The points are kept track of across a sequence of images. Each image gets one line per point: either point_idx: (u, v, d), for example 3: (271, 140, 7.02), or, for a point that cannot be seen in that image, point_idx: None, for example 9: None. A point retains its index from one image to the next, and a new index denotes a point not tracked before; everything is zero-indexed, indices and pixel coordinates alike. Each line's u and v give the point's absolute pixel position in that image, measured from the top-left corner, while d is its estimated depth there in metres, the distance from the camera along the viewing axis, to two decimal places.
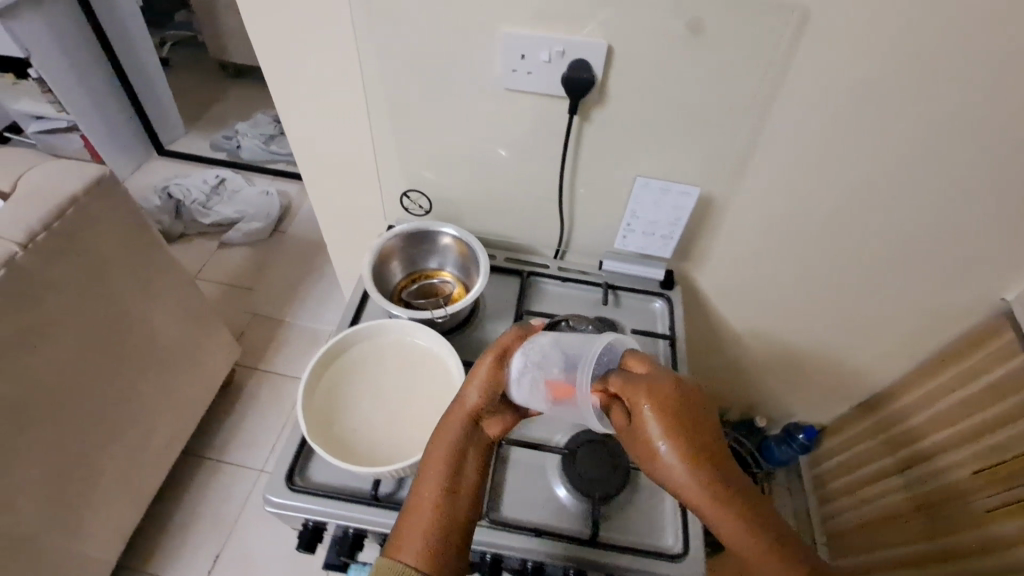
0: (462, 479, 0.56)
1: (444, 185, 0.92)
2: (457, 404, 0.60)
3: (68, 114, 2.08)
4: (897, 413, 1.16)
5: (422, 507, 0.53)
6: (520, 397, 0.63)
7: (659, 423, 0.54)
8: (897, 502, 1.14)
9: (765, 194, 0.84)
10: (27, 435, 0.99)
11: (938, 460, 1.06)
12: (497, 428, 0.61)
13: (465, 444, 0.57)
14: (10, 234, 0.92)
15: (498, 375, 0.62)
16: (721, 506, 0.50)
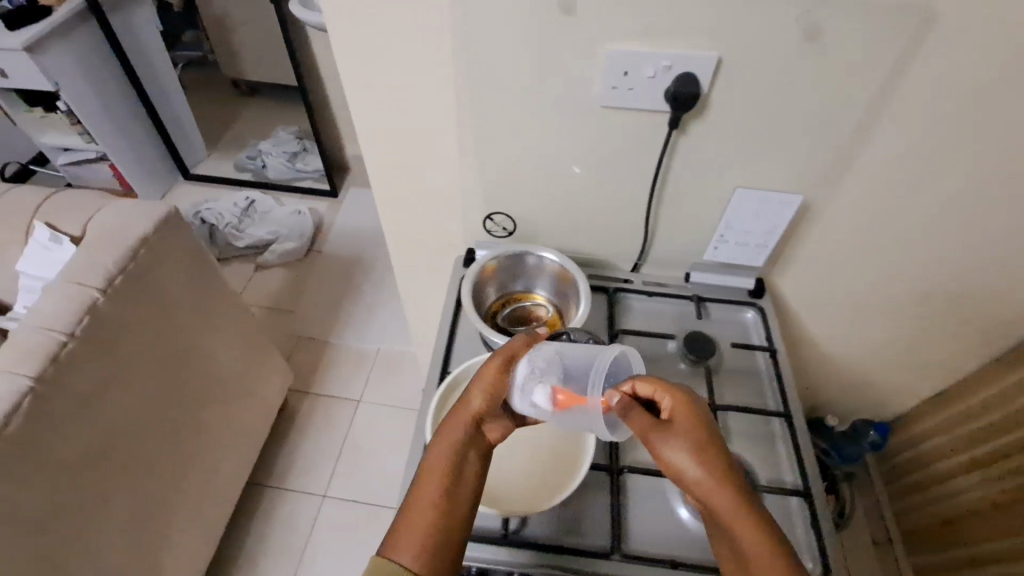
0: (460, 481, 0.54)
1: (529, 205, 0.89)
2: (460, 407, 0.59)
3: (97, 145, 2.06)
4: (971, 407, 1.12)
5: (422, 505, 0.51)
6: (525, 403, 0.61)
7: (684, 433, 0.53)
8: (981, 496, 1.12)
9: (866, 198, 0.82)
10: (114, 484, 0.96)
11: (1001, 463, 1.08)
12: (497, 434, 0.60)
13: (466, 446, 0.57)
14: (89, 280, 0.92)
15: (502, 381, 0.61)
16: (745, 525, 0.48)
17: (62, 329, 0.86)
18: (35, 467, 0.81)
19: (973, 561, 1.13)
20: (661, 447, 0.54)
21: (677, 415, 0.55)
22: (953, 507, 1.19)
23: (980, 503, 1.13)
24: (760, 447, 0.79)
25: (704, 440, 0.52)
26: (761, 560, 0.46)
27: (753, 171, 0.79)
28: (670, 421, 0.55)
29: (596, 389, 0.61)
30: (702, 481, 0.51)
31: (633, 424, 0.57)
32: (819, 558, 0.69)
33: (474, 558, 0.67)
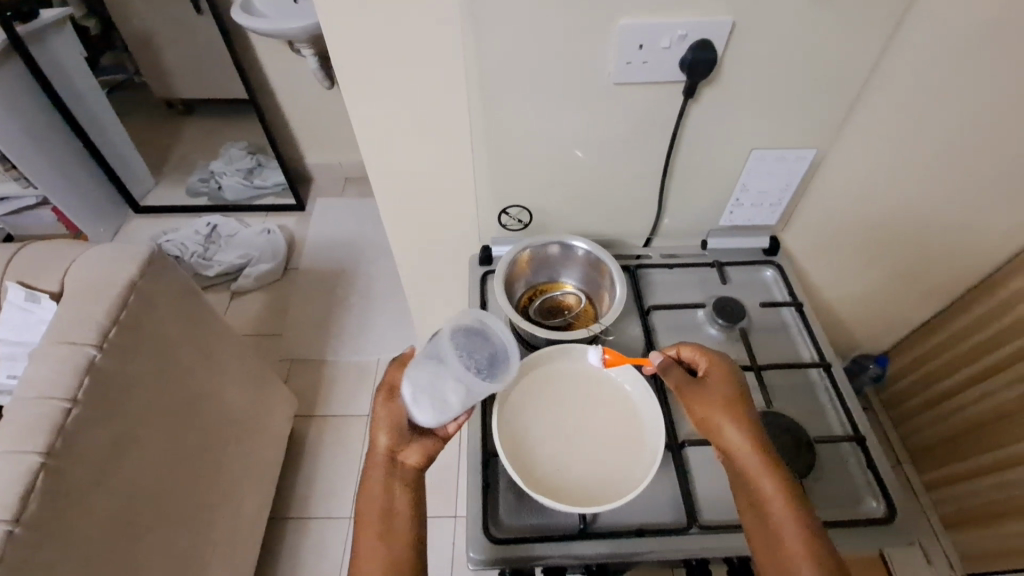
0: (394, 523, 0.61)
1: (544, 193, 0.88)
2: (372, 451, 0.65)
3: (36, 189, 1.90)
4: (957, 331, 1.17)
5: (366, 556, 0.58)
6: (426, 417, 0.62)
7: (722, 392, 0.62)
8: (975, 412, 1.18)
9: (871, 144, 0.84)
10: (145, 547, 0.90)
11: (979, 389, 1.16)
12: (416, 458, 0.65)
13: (389, 486, 0.63)
14: (82, 337, 0.84)
15: (393, 413, 0.65)
16: (765, 473, 0.55)
17: (64, 395, 0.79)
18: (60, 549, 0.74)
19: (976, 472, 1.20)
20: (698, 399, 0.63)
21: (717, 379, 0.64)
22: (946, 430, 1.27)
23: (967, 424, 1.21)
24: (804, 398, 0.80)
25: (738, 402, 0.61)
26: (775, 499, 0.54)
27: (764, 131, 0.80)
28: (710, 382, 0.63)
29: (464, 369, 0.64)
30: (733, 432, 0.59)
31: (678, 378, 0.65)
32: (882, 496, 0.71)
33: (555, 557, 0.65)
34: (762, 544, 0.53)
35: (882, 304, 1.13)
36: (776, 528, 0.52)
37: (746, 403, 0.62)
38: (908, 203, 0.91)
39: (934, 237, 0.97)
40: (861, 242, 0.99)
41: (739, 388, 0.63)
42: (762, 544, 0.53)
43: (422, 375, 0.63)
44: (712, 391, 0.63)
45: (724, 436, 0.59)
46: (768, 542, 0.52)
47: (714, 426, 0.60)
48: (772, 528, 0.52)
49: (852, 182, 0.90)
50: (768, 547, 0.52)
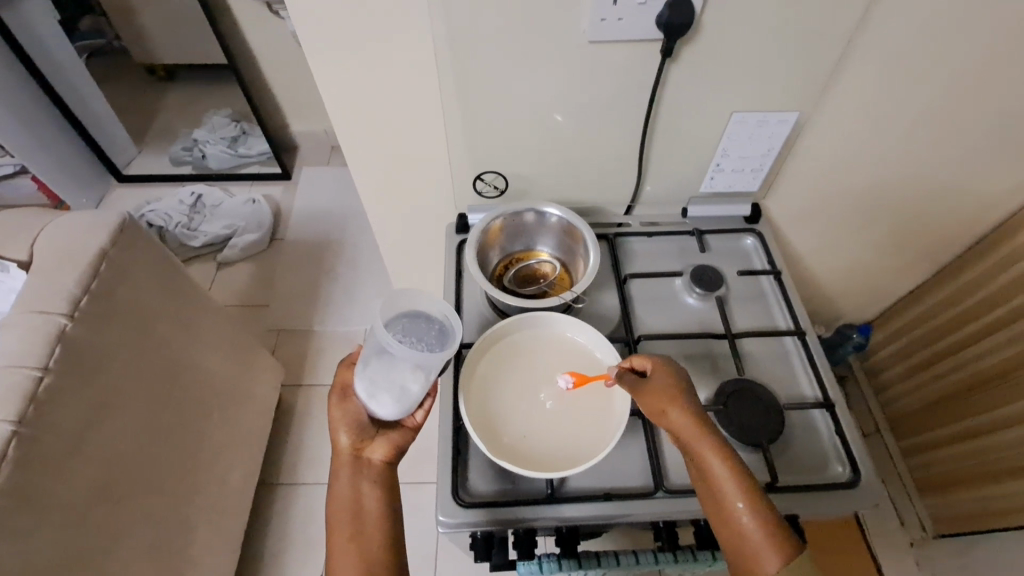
0: (365, 515, 0.64)
1: (520, 158, 0.85)
2: (336, 451, 0.69)
3: (13, 156, 1.86)
4: (943, 301, 1.16)
5: (342, 550, 0.62)
6: (387, 409, 0.67)
7: (667, 382, 0.64)
8: (953, 382, 1.18)
9: (856, 106, 0.81)
10: (127, 512, 0.91)
11: (961, 356, 1.16)
12: (381, 451, 0.69)
13: (356, 483, 0.66)
14: (53, 307, 0.84)
15: (350, 413, 0.70)
16: (717, 462, 0.57)
17: (35, 363, 0.79)
18: (37, 514, 0.75)
19: (951, 440, 1.21)
20: (646, 390, 0.64)
21: (661, 371, 0.65)
22: (925, 399, 1.28)
23: (945, 392, 1.21)
24: (778, 367, 0.80)
25: (682, 389, 0.63)
26: (726, 484, 0.55)
27: (745, 93, 0.78)
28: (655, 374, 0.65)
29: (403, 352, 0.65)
30: (679, 418, 0.60)
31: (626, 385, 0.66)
32: (848, 461, 0.72)
33: (523, 520, 0.66)
34: (721, 523, 0.55)
35: (866, 274, 1.13)
36: (727, 505, 0.55)
37: (689, 392, 0.63)
38: (890, 167, 0.89)
39: (918, 204, 0.96)
40: (845, 210, 0.97)
41: (681, 376, 0.65)
42: (720, 523, 0.55)
43: (375, 376, 0.67)
44: (655, 393, 0.63)
45: (671, 424, 0.61)
46: (722, 517, 0.55)
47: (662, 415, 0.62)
48: (724, 505, 0.55)
49: (835, 147, 0.87)
50: (723, 523, 0.55)
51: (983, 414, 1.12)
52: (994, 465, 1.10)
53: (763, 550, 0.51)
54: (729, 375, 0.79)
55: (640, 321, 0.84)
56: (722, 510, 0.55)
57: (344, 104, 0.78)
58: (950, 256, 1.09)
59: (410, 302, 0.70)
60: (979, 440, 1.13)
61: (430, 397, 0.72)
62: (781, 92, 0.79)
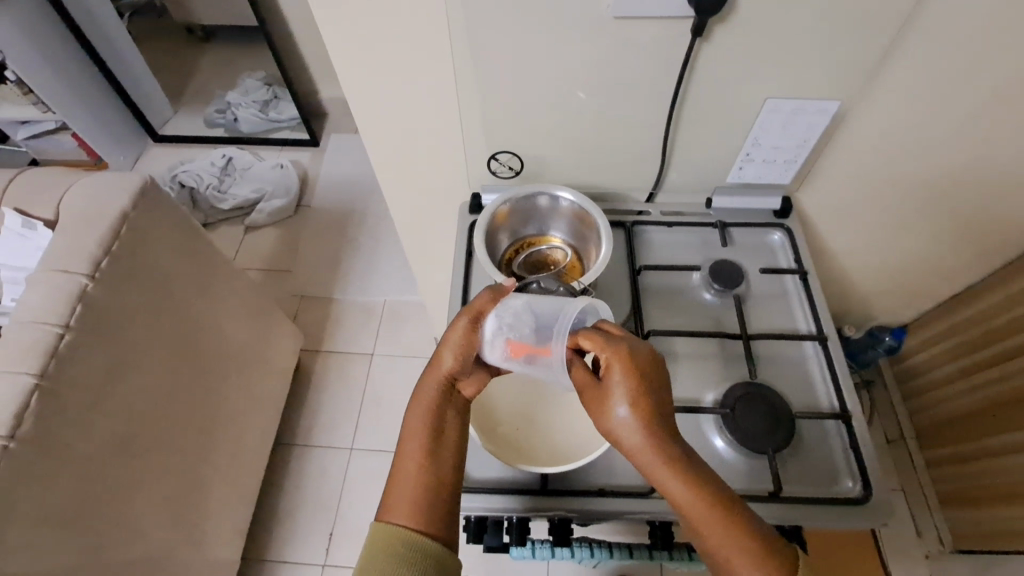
0: (443, 446, 0.58)
1: (537, 138, 0.83)
2: (434, 366, 0.61)
3: (55, 113, 1.91)
4: (988, 309, 1.08)
5: (410, 469, 0.56)
6: (491, 357, 0.62)
7: (621, 398, 0.53)
8: (988, 395, 1.11)
9: (905, 97, 0.75)
10: (142, 465, 0.95)
11: (999, 369, 1.09)
12: (473, 390, 0.63)
13: (442, 409, 0.59)
14: (75, 267, 0.87)
15: (468, 338, 0.61)
16: (674, 480, 0.51)
17: (57, 321, 0.82)
18: (56, 464, 0.80)
19: (979, 455, 1.15)
20: (598, 408, 0.55)
21: (615, 381, 0.54)
22: (953, 410, 1.22)
23: (977, 405, 1.15)
24: (794, 372, 0.76)
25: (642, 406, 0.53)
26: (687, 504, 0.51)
27: (779, 76, 0.73)
28: (608, 385, 0.54)
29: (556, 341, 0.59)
30: (636, 446, 0.52)
31: (576, 377, 0.58)
32: (859, 476, 0.69)
33: (516, 509, 0.66)
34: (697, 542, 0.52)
35: (905, 276, 1.06)
36: (709, 538, 0.50)
37: (647, 391, 0.53)
38: (939, 163, 0.82)
39: (966, 205, 0.89)
40: (886, 207, 0.90)
41: (639, 381, 0.54)
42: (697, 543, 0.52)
43: (514, 322, 0.61)
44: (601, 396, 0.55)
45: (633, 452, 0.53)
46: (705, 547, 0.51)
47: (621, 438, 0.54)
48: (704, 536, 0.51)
49: (879, 140, 0.81)
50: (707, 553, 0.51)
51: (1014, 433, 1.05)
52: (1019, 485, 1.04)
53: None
54: (741, 377, 0.75)
55: (651, 315, 0.81)
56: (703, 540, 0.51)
57: (358, 76, 0.76)
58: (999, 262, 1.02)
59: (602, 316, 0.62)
60: (1009, 459, 1.06)
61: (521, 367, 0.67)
62: (822, 77, 0.73)
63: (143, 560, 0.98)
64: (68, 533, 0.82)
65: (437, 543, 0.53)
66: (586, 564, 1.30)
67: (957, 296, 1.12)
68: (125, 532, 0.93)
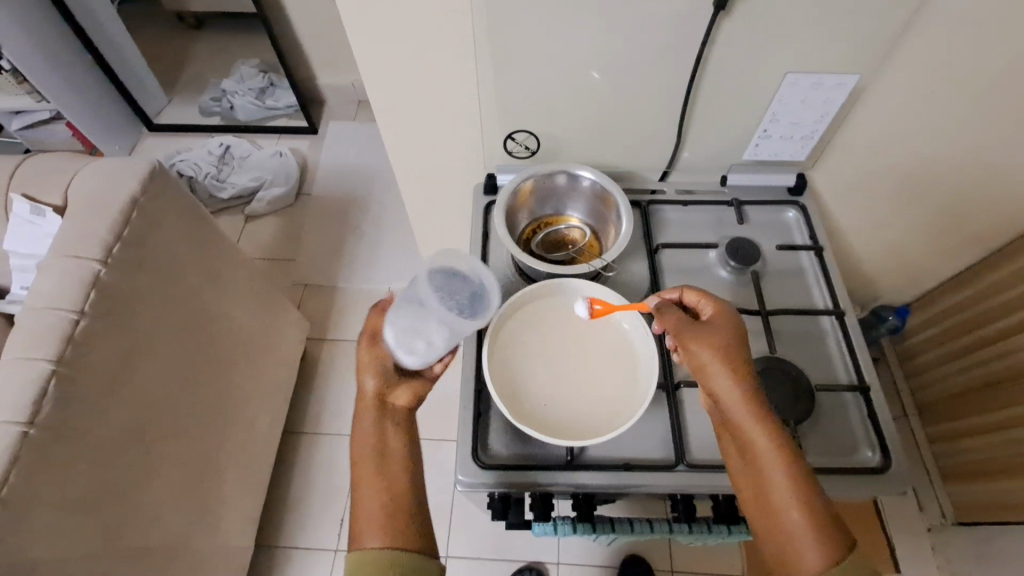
0: (391, 460, 0.60)
1: (553, 117, 0.82)
2: (359, 394, 0.64)
3: (49, 102, 1.87)
4: (983, 292, 1.08)
5: (368, 490, 0.57)
6: (405, 358, 0.64)
7: (719, 343, 0.57)
8: (983, 374, 1.12)
9: (922, 71, 0.75)
10: (159, 451, 0.95)
11: (993, 349, 1.09)
12: (405, 399, 0.65)
13: (381, 426, 0.62)
14: (87, 252, 0.86)
15: (377, 356, 0.65)
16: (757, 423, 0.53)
17: (72, 307, 0.82)
18: (75, 449, 0.80)
19: (975, 432, 1.17)
20: (690, 348, 0.58)
21: (718, 330, 0.59)
22: (946, 389, 1.24)
23: (968, 385, 1.17)
24: (811, 346, 0.77)
25: (738, 356, 0.57)
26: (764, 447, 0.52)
27: (798, 51, 0.73)
28: (708, 331, 0.59)
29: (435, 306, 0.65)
30: (727, 385, 0.55)
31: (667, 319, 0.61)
32: (879, 446, 0.70)
33: (543, 484, 0.67)
34: (757, 492, 0.52)
35: (904, 259, 1.07)
36: (772, 487, 0.50)
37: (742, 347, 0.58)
38: (941, 148, 0.82)
39: (965, 189, 0.88)
40: (887, 188, 0.91)
41: (739, 337, 0.58)
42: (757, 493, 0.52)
43: (402, 321, 0.64)
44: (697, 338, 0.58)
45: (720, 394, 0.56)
46: (764, 500, 0.51)
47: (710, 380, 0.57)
48: (766, 485, 0.51)
49: (892, 118, 0.81)
50: (764, 504, 0.51)
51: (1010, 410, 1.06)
52: (1010, 458, 1.07)
53: (810, 541, 0.47)
54: (761, 352, 0.76)
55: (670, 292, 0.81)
56: (765, 491, 0.51)
57: (376, 54, 0.75)
58: (983, 250, 1.03)
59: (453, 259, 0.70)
60: (1004, 435, 1.08)
61: (452, 355, 0.69)
62: (840, 51, 0.73)
63: (163, 547, 0.98)
64: (90, 518, 0.82)
65: (412, 553, 0.53)
66: (597, 544, 1.31)
67: (953, 278, 1.13)
68: (145, 519, 0.93)
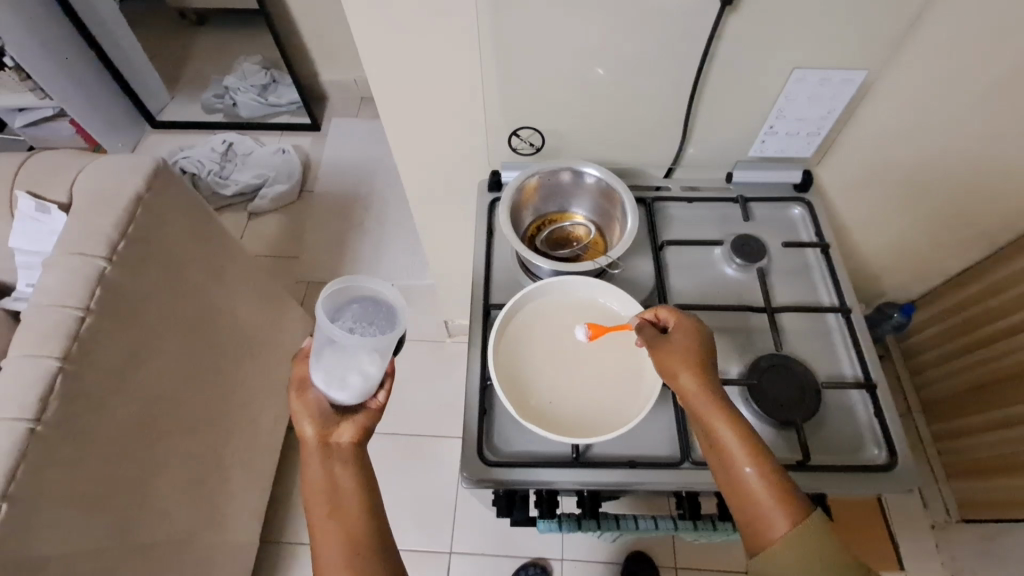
0: (343, 498, 0.62)
1: (557, 113, 0.82)
2: (301, 443, 0.66)
3: (53, 100, 1.87)
4: (987, 289, 1.08)
5: (324, 535, 0.60)
6: (339, 397, 0.66)
7: (683, 348, 0.61)
8: (987, 372, 1.12)
9: (929, 67, 0.75)
10: (164, 447, 0.96)
11: (997, 347, 1.09)
12: (349, 434, 0.66)
13: (328, 468, 0.63)
14: (92, 250, 0.86)
15: (310, 403, 0.67)
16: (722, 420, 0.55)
17: (77, 303, 0.82)
18: (81, 445, 0.80)
19: (979, 429, 1.16)
20: (659, 357, 0.62)
21: (683, 337, 0.62)
22: (950, 387, 1.23)
23: (973, 382, 1.16)
24: (817, 343, 0.77)
25: (702, 359, 0.60)
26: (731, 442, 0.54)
27: (805, 46, 0.73)
28: (673, 339, 0.62)
29: (346, 338, 0.66)
30: (691, 388, 0.58)
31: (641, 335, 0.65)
32: (885, 443, 0.70)
33: (548, 482, 0.67)
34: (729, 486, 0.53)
35: (909, 256, 1.06)
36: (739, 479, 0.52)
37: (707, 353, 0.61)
38: (948, 144, 0.82)
39: (973, 186, 0.88)
40: (893, 185, 0.90)
41: (704, 341, 0.62)
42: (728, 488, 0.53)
43: (324, 368, 0.66)
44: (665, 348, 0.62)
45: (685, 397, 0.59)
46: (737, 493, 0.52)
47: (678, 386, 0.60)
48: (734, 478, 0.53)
49: (899, 114, 0.80)
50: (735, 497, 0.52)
51: (1014, 408, 1.06)
52: (1015, 456, 1.07)
53: (778, 522, 0.49)
54: (767, 349, 0.76)
55: (676, 290, 0.81)
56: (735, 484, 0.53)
57: (380, 51, 0.75)
58: (990, 247, 1.02)
59: (356, 284, 0.72)
60: (1008, 432, 1.08)
61: (391, 377, 0.71)
62: (847, 46, 0.73)
63: (169, 542, 0.98)
64: (97, 514, 0.82)
65: None
66: (601, 541, 1.31)
67: (958, 276, 1.12)
68: (151, 514, 0.93)
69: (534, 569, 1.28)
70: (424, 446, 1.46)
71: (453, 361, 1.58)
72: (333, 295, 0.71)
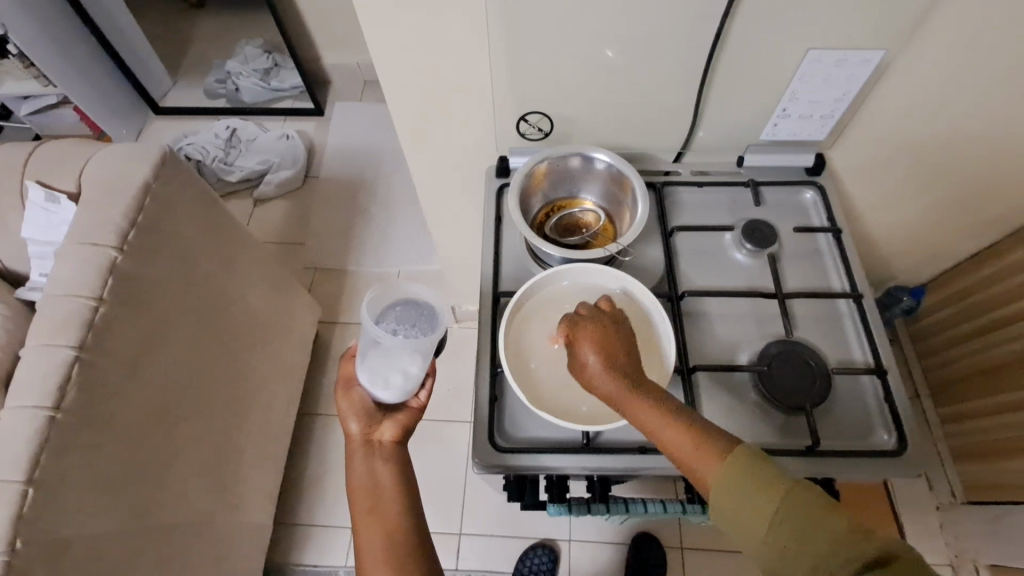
0: (382, 492, 0.64)
1: (566, 97, 0.81)
2: (346, 439, 0.68)
3: (57, 87, 1.86)
4: (999, 273, 1.06)
5: (366, 526, 0.61)
6: (383, 396, 0.67)
7: (592, 333, 0.62)
8: (994, 356, 1.12)
9: (943, 55, 0.73)
10: (181, 432, 0.98)
11: (1006, 331, 1.08)
12: (390, 432, 0.69)
13: (370, 464, 0.65)
14: (103, 240, 0.87)
15: (355, 402, 0.69)
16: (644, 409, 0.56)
17: (90, 293, 0.83)
18: (100, 432, 0.82)
19: (987, 412, 1.16)
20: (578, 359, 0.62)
21: (584, 322, 0.64)
22: (958, 370, 1.23)
23: (979, 366, 1.16)
24: (827, 328, 0.77)
25: (610, 344, 0.61)
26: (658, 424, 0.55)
27: (817, 31, 0.71)
28: (581, 327, 0.63)
29: (389, 341, 0.65)
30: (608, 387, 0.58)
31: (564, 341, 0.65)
32: (895, 429, 0.70)
33: (560, 466, 0.68)
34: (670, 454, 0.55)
35: (922, 240, 1.05)
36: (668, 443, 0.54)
37: (612, 347, 0.61)
38: (963, 123, 0.80)
39: (991, 169, 0.86)
40: (908, 168, 0.89)
41: (607, 323, 0.64)
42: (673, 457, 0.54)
43: (372, 369, 0.66)
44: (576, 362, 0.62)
45: (600, 393, 0.59)
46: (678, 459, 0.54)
47: (592, 376, 0.60)
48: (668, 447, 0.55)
49: (918, 94, 0.78)
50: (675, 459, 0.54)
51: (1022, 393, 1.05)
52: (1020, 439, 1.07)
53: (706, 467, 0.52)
54: (777, 335, 0.76)
55: (685, 276, 0.81)
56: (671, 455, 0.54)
57: (387, 38, 0.74)
58: (1001, 231, 1.01)
59: (394, 285, 0.70)
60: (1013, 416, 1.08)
61: (431, 377, 0.72)
62: (861, 29, 0.71)
63: (190, 526, 1.00)
64: (118, 498, 0.84)
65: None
66: (608, 522, 1.33)
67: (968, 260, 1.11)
68: (171, 497, 0.95)
69: (543, 549, 1.30)
70: (431, 430, 1.48)
71: (460, 346, 1.59)
72: (376, 294, 0.69)
